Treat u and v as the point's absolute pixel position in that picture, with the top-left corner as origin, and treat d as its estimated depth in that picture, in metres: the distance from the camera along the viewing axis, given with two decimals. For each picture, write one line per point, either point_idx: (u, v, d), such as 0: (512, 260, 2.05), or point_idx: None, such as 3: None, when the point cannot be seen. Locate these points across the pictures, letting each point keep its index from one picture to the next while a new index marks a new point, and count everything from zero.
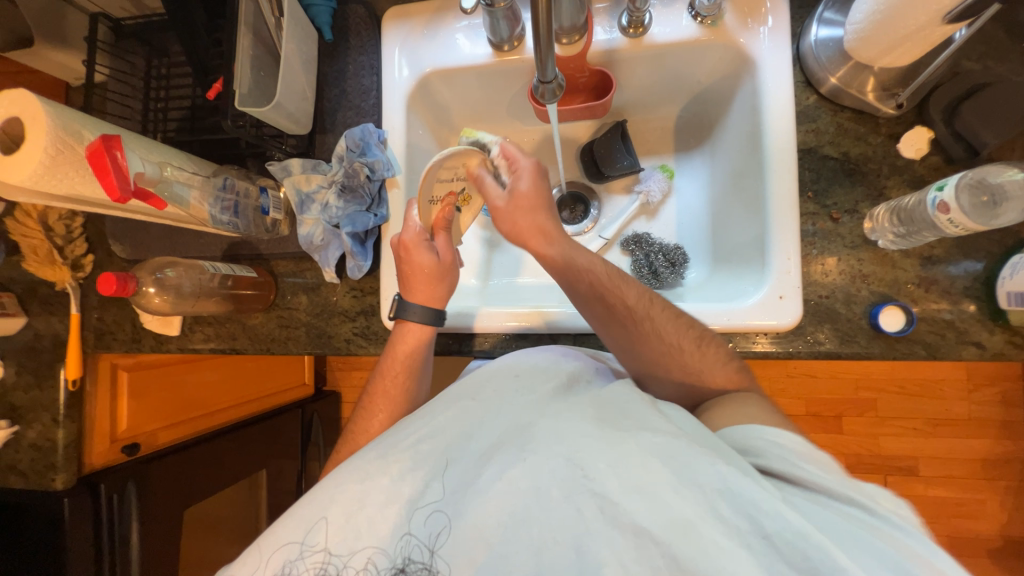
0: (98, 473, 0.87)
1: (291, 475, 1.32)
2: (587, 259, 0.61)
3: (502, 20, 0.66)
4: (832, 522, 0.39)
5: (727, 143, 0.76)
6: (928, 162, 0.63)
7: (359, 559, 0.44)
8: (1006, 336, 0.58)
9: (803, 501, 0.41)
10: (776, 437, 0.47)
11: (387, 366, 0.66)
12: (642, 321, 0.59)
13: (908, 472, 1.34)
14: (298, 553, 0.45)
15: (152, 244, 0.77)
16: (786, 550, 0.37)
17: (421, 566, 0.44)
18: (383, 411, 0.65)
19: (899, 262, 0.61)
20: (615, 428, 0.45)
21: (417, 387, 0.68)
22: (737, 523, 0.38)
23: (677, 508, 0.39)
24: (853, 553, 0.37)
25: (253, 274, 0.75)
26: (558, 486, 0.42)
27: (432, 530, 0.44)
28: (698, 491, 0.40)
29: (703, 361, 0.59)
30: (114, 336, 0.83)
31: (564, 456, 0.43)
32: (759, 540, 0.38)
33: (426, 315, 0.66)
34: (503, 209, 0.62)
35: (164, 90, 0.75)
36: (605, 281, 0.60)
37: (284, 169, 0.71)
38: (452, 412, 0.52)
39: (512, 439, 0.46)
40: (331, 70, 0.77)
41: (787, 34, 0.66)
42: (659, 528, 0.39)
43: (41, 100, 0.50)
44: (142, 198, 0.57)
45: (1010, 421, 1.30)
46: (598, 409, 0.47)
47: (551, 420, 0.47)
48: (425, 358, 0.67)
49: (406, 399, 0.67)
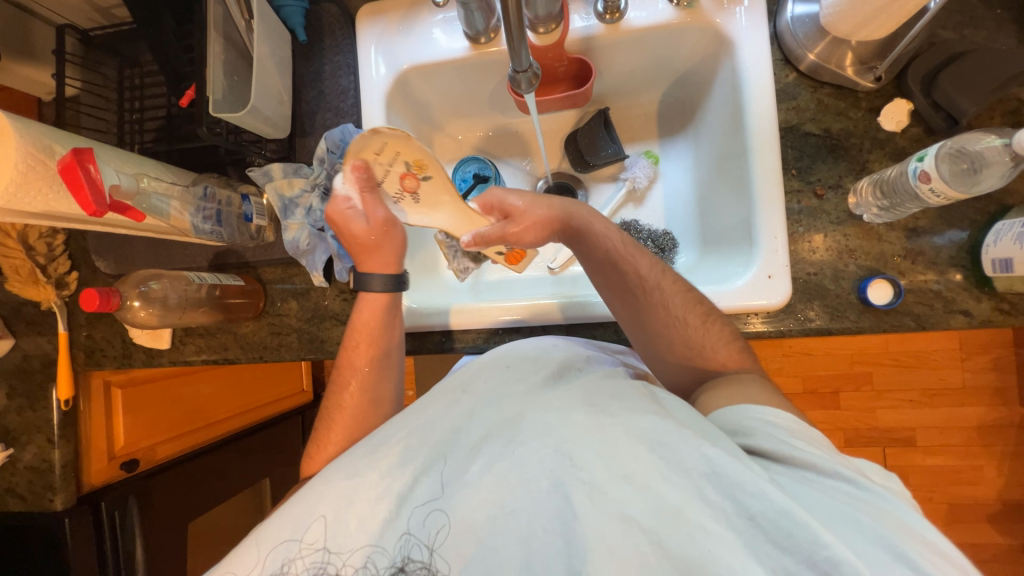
0: (99, 493, 0.86)
1: (293, 482, 1.32)
2: (602, 240, 0.61)
3: (477, 11, 0.65)
4: (817, 498, 0.40)
5: (710, 125, 0.75)
6: (909, 134, 0.63)
7: (358, 556, 0.44)
8: (993, 304, 0.59)
9: (789, 479, 0.41)
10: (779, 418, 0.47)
11: (352, 334, 0.65)
12: (651, 290, 0.59)
13: (906, 443, 1.36)
14: (295, 551, 0.45)
15: (136, 257, 0.76)
16: (768, 527, 0.38)
17: (421, 565, 0.43)
18: (357, 381, 0.64)
19: (884, 235, 0.62)
20: (608, 416, 0.45)
21: (389, 366, 0.66)
22: (723, 505, 0.39)
23: (666, 494, 0.40)
24: (835, 528, 0.38)
25: (240, 283, 0.74)
26: (546, 477, 0.43)
27: (431, 529, 0.44)
28: (686, 477, 0.40)
29: (706, 336, 0.58)
30: (104, 352, 0.82)
31: (553, 447, 0.43)
32: (745, 521, 0.38)
33: (388, 283, 0.64)
34: (517, 232, 0.62)
35: (138, 100, 0.74)
36: (616, 252, 0.60)
37: (265, 175, 0.70)
38: (442, 405, 0.51)
39: (501, 432, 0.46)
40: (307, 72, 0.76)
41: (764, 12, 0.65)
42: (647, 513, 0.40)
43: (9, 116, 0.49)
44: (119, 212, 0.56)
45: (1003, 388, 1.32)
46: (594, 398, 0.47)
47: (541, 411, 0.47)
48: (388, 317, 0.65)
49: (379, 365, 0.65)
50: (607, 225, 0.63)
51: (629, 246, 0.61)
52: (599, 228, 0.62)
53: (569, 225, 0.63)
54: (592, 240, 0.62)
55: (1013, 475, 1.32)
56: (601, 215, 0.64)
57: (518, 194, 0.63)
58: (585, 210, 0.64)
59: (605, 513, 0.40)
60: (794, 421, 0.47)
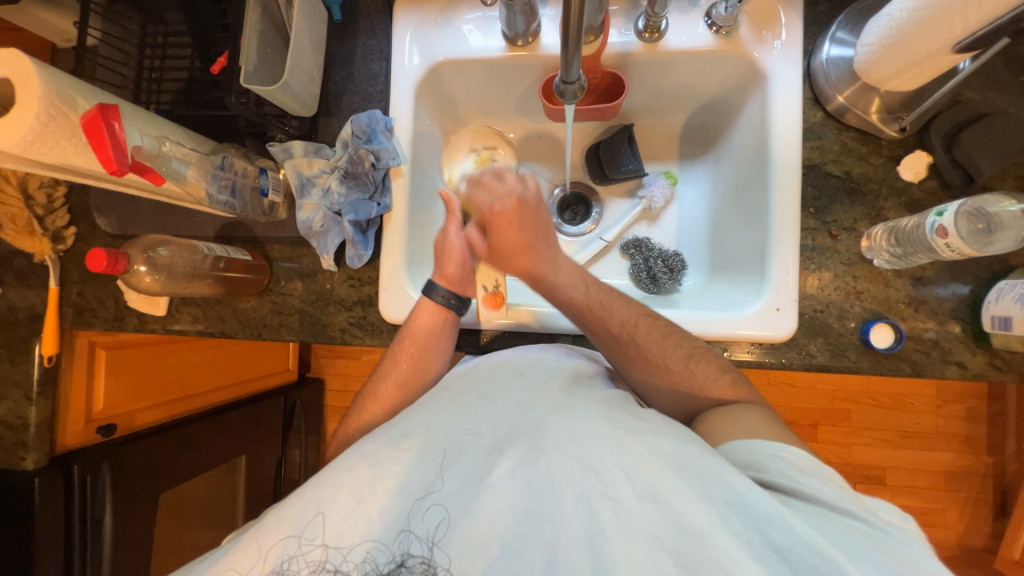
0: (72, 453, 0.84)
1: (269, 461, 1.30)
2: (567, 281, 0.64)
3: (519, 14, 0.65)
4: (832, 527, 0.41)
5: (730, 154, 0.77)
6: (925, 186, 0.64)
7: (358, 553, 0.46)
8: (987, 358, 0.61)
9: (809, 515, 0.42)
10: (775, 450, 0.48)
11: (404, 338, 0.68)
12: (657, 362, 0.60)
13: (875, 481, 1.40)
14: (296, 548, 0.46)
15: (141, 220, 0.74)
16: (794, 561, 0.39)
17: (421, 560, 0.46)
18: (394, 377, 0.68)
19: (892, 281, 0.63)
20: (632, 435, 0.47)
21: (429, 366, 0.69)
22: (747, 534, 0.41)
23: (692, 517, 0.41)
24: (853, 557, 0.39)
25: (247, 257, 0.73)
26: (571, 487, 0.45)
27: (432, 524, 0.47)
28: (710, 502, 0.42)
29: (698, 378, 0.59)
30: (95, 312, 0.80)
31: (579, 460, 0.46)
32: (770, 553, 0.40)
33: (449, 298, 0.68)
34: (495, 221, 0.65)
35: (159, 59, 0.72)
36: (603, 295, 0.63)
37: (286, 151, 0.70)
38: (460, 409, 0.55)
39: (524, 438, 0.50)
40: (338, 52, 0.75)
41: (799, 50, 0.67)
42: (670, 535, 0.42)
43: (35, 61, 0.47)
44: (141, 173, 0.55)
45: (972, 437, 1.36)
46: (620, 417, 0.50)
47: (563, 417, 0.50)
48: (440, 334, 0.68)
49: (419, 370, 0.68)
50: (573, 276, 0.65)
51: (604, 290, 0.64)
52: (559, 261, 0.66)
53: (527, 211, 0.65)
54: (561, 284, 0.64)
55: (973, 521, 1.37)
56: (546, 211, 0.67)
57: (502, 198, 0.65)
58: (535, 194, 0.66)
59: None
60: (800, 456, 0.48)
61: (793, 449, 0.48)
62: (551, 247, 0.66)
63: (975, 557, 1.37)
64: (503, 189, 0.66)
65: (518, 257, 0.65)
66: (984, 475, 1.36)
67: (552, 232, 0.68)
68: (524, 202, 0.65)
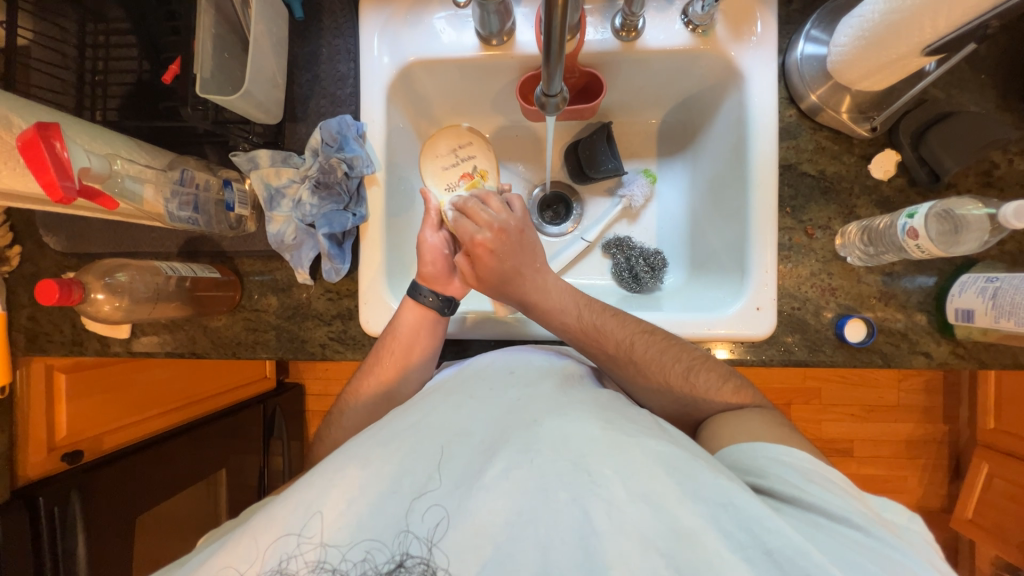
0: (35, 485, 0.81)
1: (251, 473, 1.26)
2: (558, 303, 0.64)
3: (493, 14, 0.62)
4: (822, 535, 0.42)
5: (708, 152, 0.77)
6: (894, 183, 0.66)
7: (358, 552, 0.44)
8: (950, 347, 0.64)
9: (798, 519, 0.43)
10: (774, 454, 0.50)
11: (387, 337, 0.66)
12: (645, 367, 0.61)
13: (844, 453, 1.48)
14: (295, 547, 0.45)
15: (95, 237, 0.69)
16: (784, 564, 0.39)
17: (420, 561, 0.44)
18: (378, 376, 0.66)
19: (863, 277, 0.66)
20: (623, 434, 0.48)
21: (415, 365, 0.66)
22: (737, 536, 0.41)
23: (685, 519, 0.42)
24: (839, 562, 0.39)
25: (216, 275, 0.69)
26: (565, 490, 0.45)
27: (432, 523, 0.45)
28: (701, 504, 0.43)
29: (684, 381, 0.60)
30: (50, 338, 0.74)
31: (572, 460, 0.46)
32: (760, 555, 0.40)
33: (436, 301, 0.66)
34: (480, 251, 0.64)
35: (103, 63, 0.66)
36: (587, 325, 0.63)
37: (250, 160, 0.66)
38: (450, 409, 0.55)
39: (515, 439, 0.49)
40: (302, 52, 0.71)
41: (774, 48, 0.67)
42: (663, 536, 0.41)
43: None
44: (90, 197, 0.52)
45: (931, 407, 1.45)
46: (609, 416, 0.51)
47: (554, 421, 0.50)
48: (423, 334, 0.66)
49: (405, 367, 0.66)
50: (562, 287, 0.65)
51: (596, 310, 0.64)
52: (551, 286, 0.65)
53: (509, 239, 0.64)
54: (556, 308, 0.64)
55: (931, 484, 1.47)
56: (531, 235, 0.66)
57: (488, 227, 0.64)
58: (519, 222, 0.66)
59: (617, 537, 0.42)
60: (790, 457, 0.50)
61: (796, 453, 0.50)
62: (539, 272, 0.65)
63: (933, 517, 1.47)
64: (485, 217, 0.65)
65: (508, 286, 0.65)
66: (940, 442, 1.46)
67: (540, 252, 0.67)
68: (506, 231, 0.64)
